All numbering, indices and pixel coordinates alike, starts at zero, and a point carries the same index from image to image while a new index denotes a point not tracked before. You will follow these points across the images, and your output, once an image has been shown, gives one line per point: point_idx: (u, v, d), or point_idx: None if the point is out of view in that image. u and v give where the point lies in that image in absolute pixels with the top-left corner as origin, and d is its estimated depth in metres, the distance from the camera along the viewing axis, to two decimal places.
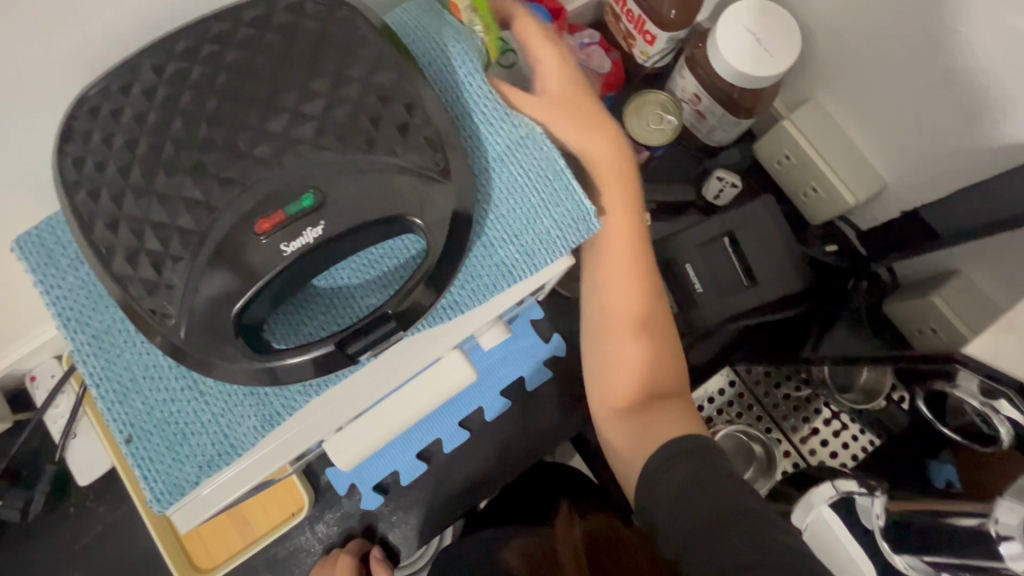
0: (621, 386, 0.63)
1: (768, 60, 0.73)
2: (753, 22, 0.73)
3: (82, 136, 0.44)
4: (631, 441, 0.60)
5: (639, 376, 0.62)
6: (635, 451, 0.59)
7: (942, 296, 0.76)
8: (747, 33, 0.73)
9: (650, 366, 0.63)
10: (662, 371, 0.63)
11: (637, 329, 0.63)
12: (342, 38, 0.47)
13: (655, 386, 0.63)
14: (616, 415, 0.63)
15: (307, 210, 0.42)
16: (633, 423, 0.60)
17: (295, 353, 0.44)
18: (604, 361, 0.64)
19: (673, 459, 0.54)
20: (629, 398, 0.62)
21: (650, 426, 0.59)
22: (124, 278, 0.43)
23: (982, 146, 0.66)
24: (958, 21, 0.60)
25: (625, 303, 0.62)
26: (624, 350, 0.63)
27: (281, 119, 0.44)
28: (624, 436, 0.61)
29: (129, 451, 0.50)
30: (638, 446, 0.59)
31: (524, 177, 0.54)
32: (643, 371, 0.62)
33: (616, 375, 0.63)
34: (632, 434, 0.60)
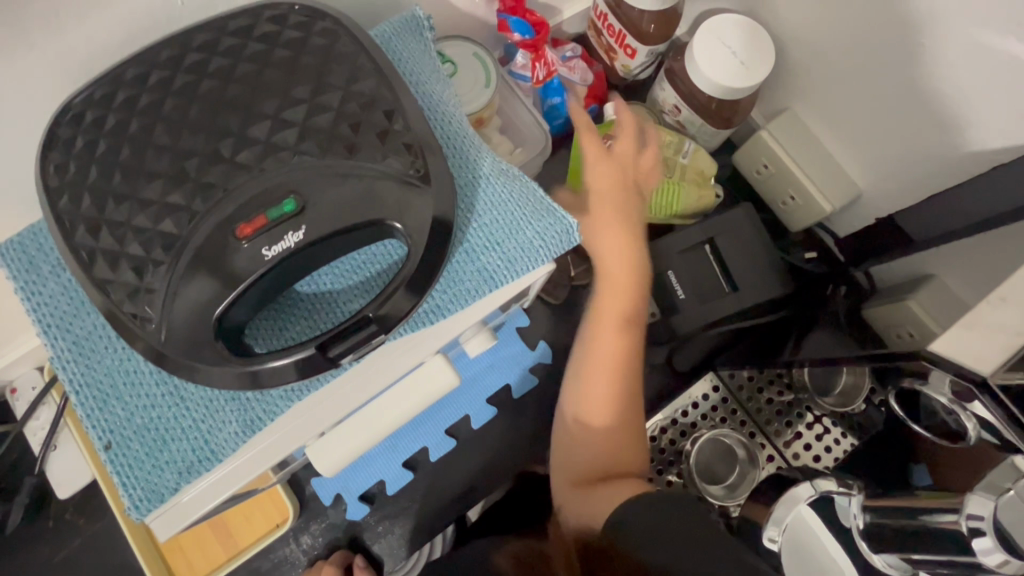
0: (587, 456, 0.65)
1: (742, 73, 0.75)
2: (727, 36, 0.76)
3: (64, 143, 0.45)
4: (588, 505, 0.60)
5: (603, 456, 0.65)
6: (587, 513, 0.60)
7: (915, 299, 0.77)
8: (724, 46, 0.76)
9: (617, 444, 0.65)
10: (622, 444, 0.65)
11: (610, 411, 0.66)
12: (323, 48, 0.48)
13: (614, 459, 0.64)
14: (575, 479, 0.65)
15: (288, 215, 0.43)
16: (590, 490, 0.61)
17: (274, 356, 0.45)
18: (577, 427, 0.67)
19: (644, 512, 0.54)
20: (589, 468, 0.64)
21: (607, 495, 0.59)
22: (105, 283, 0.43)
23: (946, 154, 0.69)
24: (922, 33, 0.63)
25: (601, 364, 0.66)
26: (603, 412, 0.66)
27: (263, 126, 0.45)
28: (579, 500, 0.62)
29: (108, 458, 0.50)
30: (592, 506, 0.60)
31: (507, 190, 0.56)
32: (607, 442, 0.65)
33: (586, 442, 0.66)
34: (589, 498, 0.61)
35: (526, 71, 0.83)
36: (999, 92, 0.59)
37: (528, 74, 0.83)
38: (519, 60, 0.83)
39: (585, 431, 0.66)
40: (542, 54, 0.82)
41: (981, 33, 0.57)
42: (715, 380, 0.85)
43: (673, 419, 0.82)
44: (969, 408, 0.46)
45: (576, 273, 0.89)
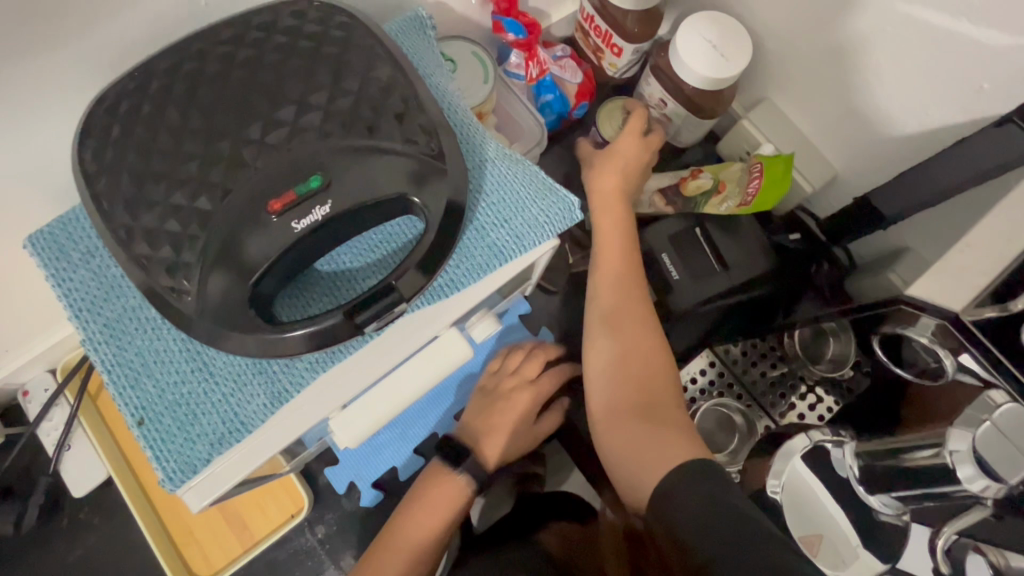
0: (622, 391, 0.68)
1: (715, 64, 0.80)
2: (706, 31, 0.81)
3: (102, 130, 0.48)
4: (634, 444, 0.63)
5: (635, 391, 0.67)
6: (642, 457, 0.62)
7: (896, 271, 0.83)
8: (702, 40, 0.81)
9: (650, 383, 0.68)
10: (656, 375, 0.69)
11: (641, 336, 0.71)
12: (341, 40, 0.52)
13: (648, 394, 0.67)
14: (615, 415, 0.67)
15: (316, 190, 0.46)
16: (634, 425, 0.64)
17: (302, 324, 0.47)
18: (607, 369, 0.70)
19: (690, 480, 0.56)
20: (630, 401, 0.67)
21: (658, 436, 0.62)
22: (144, 259, 0.46)
23: (913, 132, 0.74)
24: (883, 21, 0.69)
25: (618, 307, 0.72)
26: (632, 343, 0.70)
27: (289, 110, 0.48)
28: (627, 434, 0.65)
29: (141, 433, 0.52)
30: (649, 454, 0.61)
31: (512, 171, 0.60)
32: (642, 374, 0.68)
33: (620, 376, 0.69)
34: (637, 434, 0.64)
35: (521, 70, 0.88)
36: (958, 69, 0.64)
37: (522, 72, 0.89)
38: (512, 60, 0.88)
39: (618, 368, 0.69)
40: (534, 52, 0.88)
41: (933, 18, 0.63)
42: (711, 356, 0.89)
43: None
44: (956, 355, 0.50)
45: (575, 260, 0.94)
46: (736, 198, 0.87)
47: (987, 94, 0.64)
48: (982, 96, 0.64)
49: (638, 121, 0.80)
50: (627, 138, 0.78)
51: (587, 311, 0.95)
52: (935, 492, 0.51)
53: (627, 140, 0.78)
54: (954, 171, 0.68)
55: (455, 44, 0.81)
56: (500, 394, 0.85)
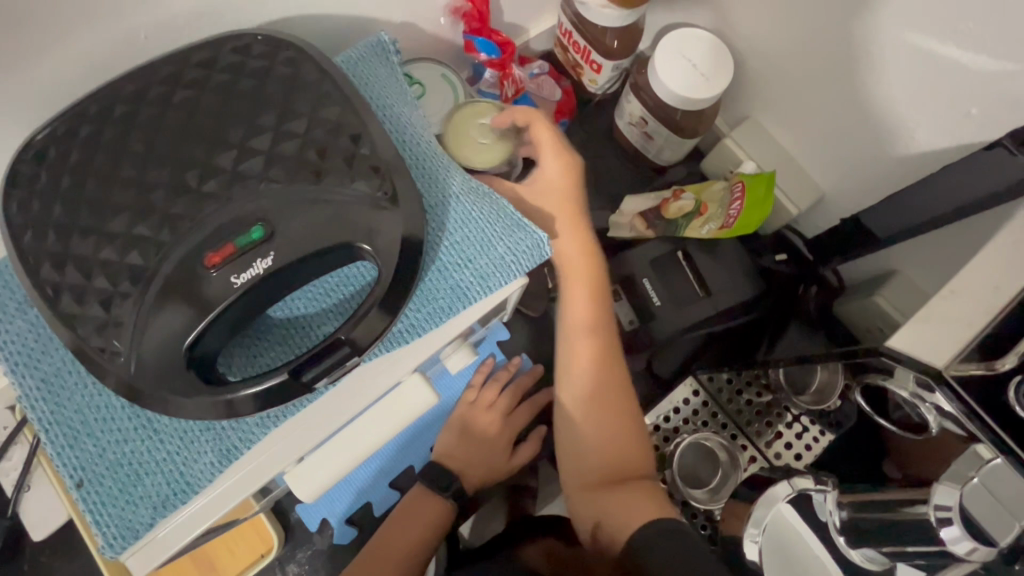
0: (596, 462, 0.70)
1: (697, 84, 0.78)
2: (689, 52, 0.79)
3: (28, 180, 0.45)
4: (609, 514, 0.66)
5: (607, 456, 0.70)
6: (613, 523, 0.65)
7: (882, 296, 0.81)
8: (685, 61, 0.78)
9: (621, 450, 0.70)
10: (629, 447, 0.70)
11: (606, 400, 0.71)
12: (288, 77, 0.48)
13: (624, 467, 0.69)
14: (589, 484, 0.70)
15: (257, 242, 0.43)
16: (605, 494, 0.68)
17: (246, 384, 0.44)
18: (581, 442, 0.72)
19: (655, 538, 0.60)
20: (597, 474, 0.70)
21: (623, 501, 0.66)
22: (72, 318, 0.43)
23: (898, 155, 0.71)
24: (869, 42, 0.66)
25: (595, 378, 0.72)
26: (603, 422, 0.71)
27: (229, 155, 0.45)
28: (601, 505, 0.67)
29: (80, 496, 0.49)
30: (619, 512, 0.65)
31: (477, 207, 0.57)
32: (610, 443, 0.70)
33: (592, 455, 0.71)
34: (605, 505, 0.67)
35: (494, 89, 0.85)
36: (943, 93, 0.62)
37: (496, 91, 0.86)
38: (487, 79, 0.85)
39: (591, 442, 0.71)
40: (509, 71, 0.85)
41: (919, 40, 0.61)
42: (695, 384, 0.86)
43: (655, 425, 0.84)
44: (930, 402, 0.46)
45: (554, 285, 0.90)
46: (718, 221, 0.83)
47: (974, 120, 0.61)
48: (969, 121, 0.62)
49: (554, 164, 0.68)
50: (550, 167, 0.68)
51: None
52: (940, 550, 0.45)
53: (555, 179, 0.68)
54: (941, 197, 0.65)
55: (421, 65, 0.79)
56: (477, 427, 0.84)
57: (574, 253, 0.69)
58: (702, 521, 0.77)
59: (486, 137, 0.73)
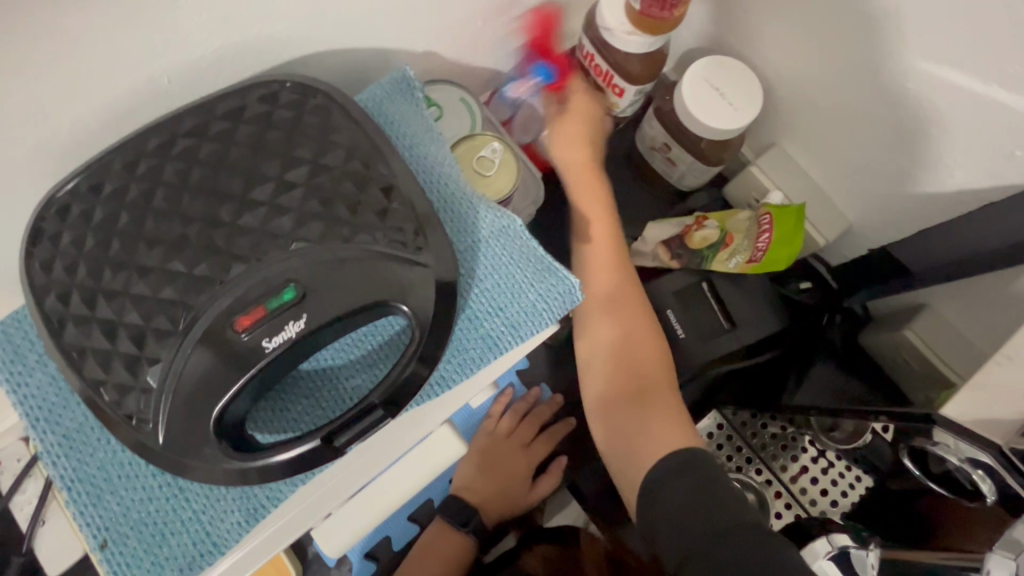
0: (609, 385, 0.67)
1: (726, 112, 0.76)
2: (719, 81, 0.77)
3: (51, 239, 0.43)
4: (631, 441, 0.63)
5: (624, 374, 0.67)
6: (635, 443, 0.63)
7: (912, 329, 0.80)
8: (712, 89, 0.77)
9: (639, 351, 0.68)
10: (648, 363, 0.68)
11: (620, 295, 0.71)
12: (317, 126, 0.47)
13: (642, 377, 0.67)
14: (612, 410, 0.66)
15: (288, 304, 0.42)
16: (629, 415, 0.64)
17: (277, 450, 0.43)
18: (592, 323, 0.70)
19: (674, 472, 0.57)
20: (620, 392, 0.66)
21: (645, 421, 0.63)
22: (98, 383, 0.42)
23: (934, 191, 0.70)
24: (907, 78, 0.64)
25: (619, 305, 0.71)
26: (639, 359, 0.68)
27: (258, 212, 0.43)
28: (619, 428, 0.65)
29: (103, 557, 0.48)
30: (636, 439, 0.63)
31: (507, 252, 0.55)
32: (632, 361, 0.68)
33: (614, 373, 0.67)
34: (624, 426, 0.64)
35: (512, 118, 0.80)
36: (987, 135, 0.60)
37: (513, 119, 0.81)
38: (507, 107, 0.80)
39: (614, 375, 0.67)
40: None
41: (962, 80, 0.59)
42: (719, 417, 0.85)
43: None
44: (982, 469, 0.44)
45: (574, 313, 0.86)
46: (745, 253, 0.83)
47: (1018, 161, 0.59)
48: (1012, 162, 0.60)
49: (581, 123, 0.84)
50: (579, 99, 0.85)
51: None
52: None
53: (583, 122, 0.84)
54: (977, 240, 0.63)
55: (439, 87, 0.74)
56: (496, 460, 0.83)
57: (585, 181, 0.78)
58: None
59: (491, 169, 0.70)
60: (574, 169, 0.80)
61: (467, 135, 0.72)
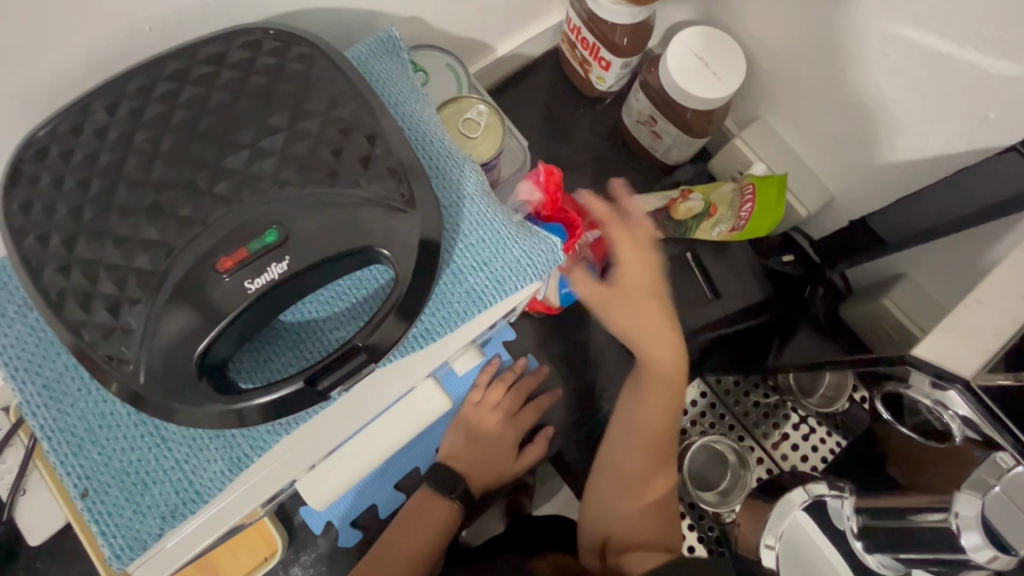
0: (619, 522, 0.71)
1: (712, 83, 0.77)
2: (704, 52, 0.78)
3: (29, 180, 0.43)
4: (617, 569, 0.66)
5: (632, 513, 0.72)
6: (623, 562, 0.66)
7: (890, 298, 0.82)
8: (699, 61, 0.77)
9: (649, 505, 0.72)
10: (654, 505, 0.72)
11: (653, 456, 0.73)
12: (301, 74, 0.47)
13: (646, 535, 0.70)
14: (602, 544, 0.71)
15: (270, 246, 0.42)
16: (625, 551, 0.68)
17: (259, 393, 0.43)
18: (624, 466, 0.73)
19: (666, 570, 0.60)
20: (622, 533, 0.71)
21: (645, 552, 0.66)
22: (78, 324, 0.41)
23: (912, 158, 0.71)
24: (886, 44, 0.65)
25: (648, 446, 0.73)
26: (637, 505, 0.72)
27: (240, 156, 0.43)
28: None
29: (84, 506, 0.47)
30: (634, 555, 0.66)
31: (492, 209, 0.55)
32: (633, 492, 0.72)
33: (622, 523, 0.71)
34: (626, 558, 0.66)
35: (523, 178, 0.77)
36: (961, 99, 0.61)
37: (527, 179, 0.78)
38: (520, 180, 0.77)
39: (621, 510, 0.72)
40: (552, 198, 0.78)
41: (940, 45, 0.60)
42: (703, 386, 0.87)
43: None
44: (949, 407, 0.46)
45: None
46: (728, 222, 0.84)
47: (992, 124, 0.60)
48: (986, 125, 0.61)
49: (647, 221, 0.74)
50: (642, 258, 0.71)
51: (574, 337, 0.93)
52: (944, 557, 0.45)
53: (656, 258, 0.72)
54: (952, 204, 0.65)
55: (426, 52, 0.74)
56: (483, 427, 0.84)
57: (665, 361, 0.72)
58: (710, 523, 0.80)
59: (476, 132, 0.70)
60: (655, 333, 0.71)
61: (453, 98, 0.72)
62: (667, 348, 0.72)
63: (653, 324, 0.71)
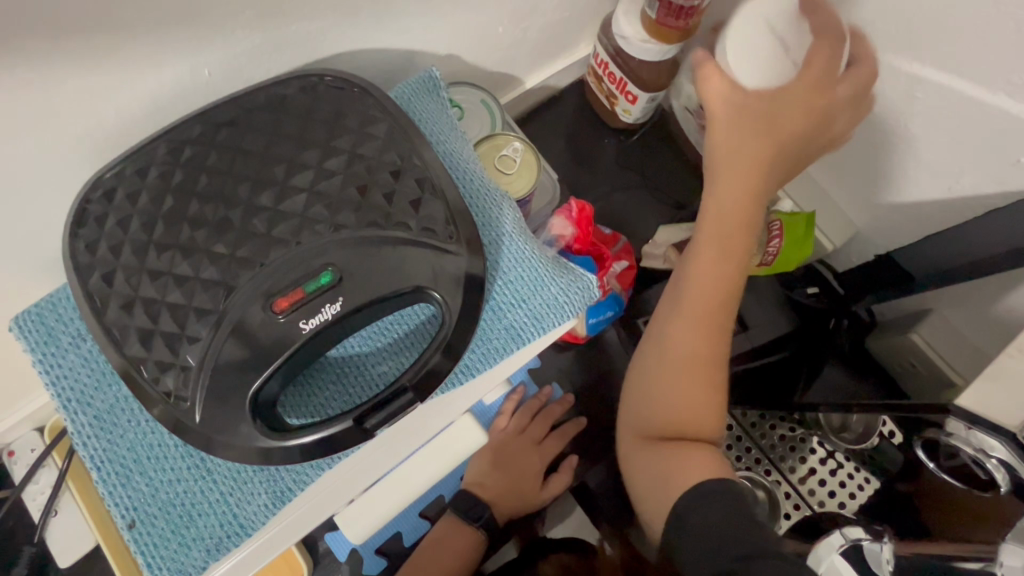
0: (657, 410, 0.58)
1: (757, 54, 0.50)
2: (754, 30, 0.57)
3: (96, 220, 0.45)
4: (651, 466, 0.56)
5: (665, 415, 0.57)
6: (652, 483, 0.55)
7: (918, 334, 0.84)
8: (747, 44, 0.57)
9: (699, 418, 0.56)
10: (699, 417, 0.56)
11: (701, 353, 0.57)
12: (354, 119, 0.49)
13: (690, 423, 0.56)
14: (643, 435, 0.58)
15: (325, 288, 0.43)
16: (659, 451, 0.56)
17: (309, 431, 0.44)
18: (667, 368, 0.58)
19: (706, 499, 0.49)
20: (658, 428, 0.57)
21: (678, 465, 0.53)
22: (139, 360, 0.43)
23: (940, 198, 0.72)
24: (917, 87, 0.66)
25: (688, 352, 0.57)
26: (684, 409, 0.56)
27: (297, 199, 0.45)
28: (643, 458, 0.57)
29: (131, 537, 0.48)
30: (672, 473, 0.53)
31: (531, 247, 0.56)
32: (677, 412, 0.56)
33: (665, 386, 0.57)
34: (658, 469, 0.55)
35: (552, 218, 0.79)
36: (993, 141, 0.62)
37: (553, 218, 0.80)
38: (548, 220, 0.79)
39: (677, 364, 0.57)
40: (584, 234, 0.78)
41: (972, 90, 0.61)
42: (729, 419, 0.88)
43: None
44: (992, 456, 0.46)
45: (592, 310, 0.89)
46: (755, 256, 0.84)
47: None
48: (1018, 168, 0.62)
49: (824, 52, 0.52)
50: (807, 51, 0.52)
51: (598, 366, 0.93)
52: None
53: (796, 109, 0.52)
54: (984, 244, 0.65)
55: (462, 89, 0.76)
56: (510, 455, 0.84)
57: (731, 213, 0.56)
58: None
59: (511, 168, 0.72)
60: (731, 215, 0.56)
61: (488, 135, 0.74)
62: (733, 227, 0.56)
63: (707, 220, 0.57)
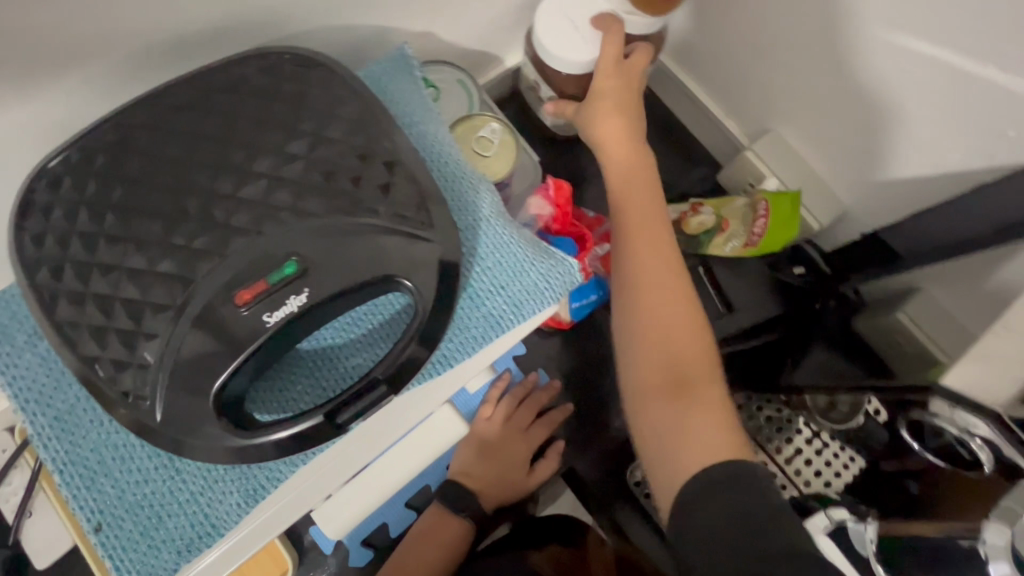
0: (656, 354, 0.55)
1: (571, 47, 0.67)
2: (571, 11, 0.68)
3: (42, 211, 0.42)
4: (668, 423, 0.52)
5: (662, 352, 0.55)
6: (670, 441, 0.52)
7: (905, 313, 0.83)
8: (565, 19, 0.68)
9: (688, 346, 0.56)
10: (689, 343, 0.56)
11: (666, 275, 0.58)
12: (318, 100, 0.46)
13: (684, 354, 0.55)
14: (649, 391, 0.55)
15: (290, 278, 0.41)
16: (669, 405, 0.53)
17: (278, 428, 0.42)
18: (647, 312, 0.57)
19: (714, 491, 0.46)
20: (661, 377, 0.54)
21: (690, 413, 0.52)
22: (93, 359, 0.40)
23: (928, 174, 0.70)
24: (909, 61, 0.64)
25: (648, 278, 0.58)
26: (677, 336, 0.56)
27: (258, 185, 0.43)
28: (655, 418, 0.53)
29: (98, 540, 0.46)
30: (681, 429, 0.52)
31: (509, 231, 0.54)
32: (669, 344, 0.55)
33: (650, 318, 0.57)
34: (674, 420, 0.52)
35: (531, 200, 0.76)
36: (981, 116, 0.61)
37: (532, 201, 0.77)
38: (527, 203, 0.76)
39: (651, 291, 0.58)
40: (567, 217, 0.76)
41: (962, 63, 0.59)
42: None
43: None
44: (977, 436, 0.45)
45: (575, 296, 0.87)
46: (741, 238, 0.84)
47: (1009, 141, 0.60)
48: (1004, 142, 0.61)
49: (614, 40, 0.64)
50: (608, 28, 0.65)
51: (584, 352, 0.91)
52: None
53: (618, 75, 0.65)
54: (970, 220, 0.64)
55: (437, 68, 0.73)
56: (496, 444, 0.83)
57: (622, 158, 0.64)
58: None
59: (490, 150, 0.69)
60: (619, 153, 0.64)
61: (465, 116, 0.71)
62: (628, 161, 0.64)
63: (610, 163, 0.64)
